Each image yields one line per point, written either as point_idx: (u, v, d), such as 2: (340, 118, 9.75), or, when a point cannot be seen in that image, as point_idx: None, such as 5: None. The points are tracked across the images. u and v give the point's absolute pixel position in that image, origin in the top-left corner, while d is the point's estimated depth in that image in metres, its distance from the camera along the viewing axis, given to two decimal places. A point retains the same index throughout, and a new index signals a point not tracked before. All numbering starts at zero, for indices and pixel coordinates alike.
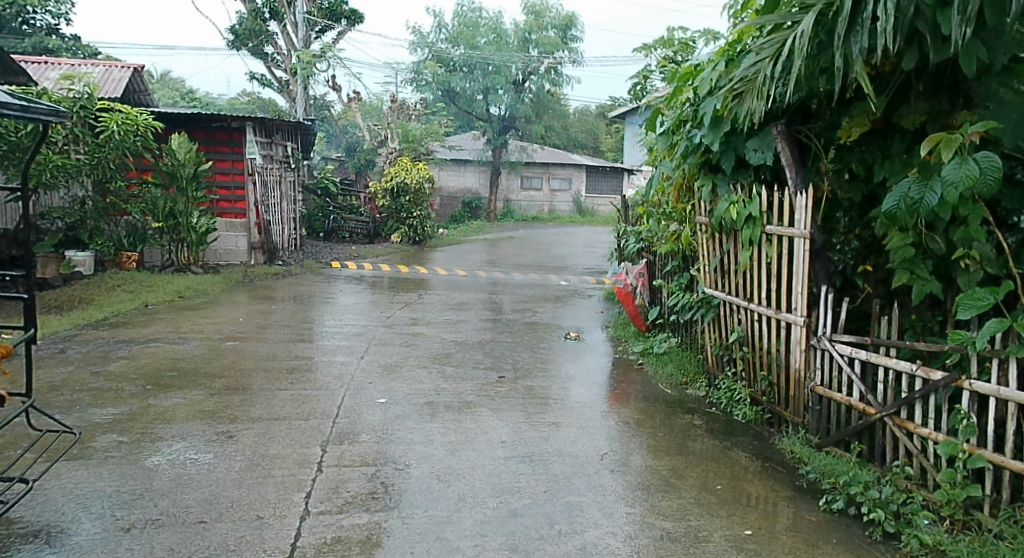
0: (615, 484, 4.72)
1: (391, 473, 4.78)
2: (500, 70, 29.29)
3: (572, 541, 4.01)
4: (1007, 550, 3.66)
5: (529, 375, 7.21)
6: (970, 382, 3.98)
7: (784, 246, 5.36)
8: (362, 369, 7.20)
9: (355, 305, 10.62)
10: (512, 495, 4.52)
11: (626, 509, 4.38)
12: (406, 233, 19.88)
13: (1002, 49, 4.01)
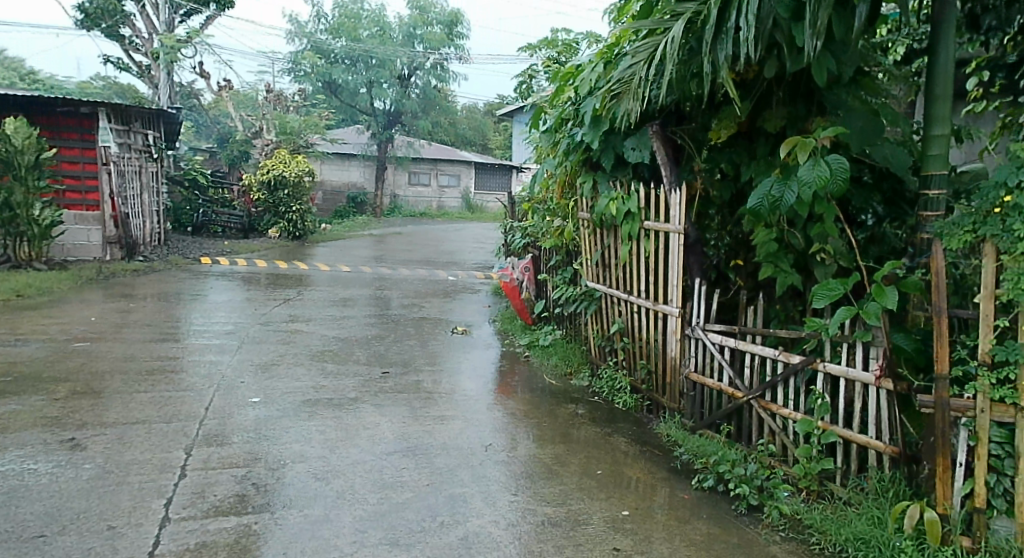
0: (498, 473, 4.85)
1: (264, 474, 4.72)
2: (384, 64, 29.01)
3: (454, 532, 4.10)
4: (854, 514, 4.02)
5: (414, 370, 7.26)
6: (823, 364, 4.36)
7: (660, 241, 5.66)
8: (234, 368, 7.04)
9: (227, 303, 10.31)
10: (393, 490, 4.56)
11: (509, 498, 4.51)
12: (285, 228, 19.37)
13: (849, 62, 4.44)
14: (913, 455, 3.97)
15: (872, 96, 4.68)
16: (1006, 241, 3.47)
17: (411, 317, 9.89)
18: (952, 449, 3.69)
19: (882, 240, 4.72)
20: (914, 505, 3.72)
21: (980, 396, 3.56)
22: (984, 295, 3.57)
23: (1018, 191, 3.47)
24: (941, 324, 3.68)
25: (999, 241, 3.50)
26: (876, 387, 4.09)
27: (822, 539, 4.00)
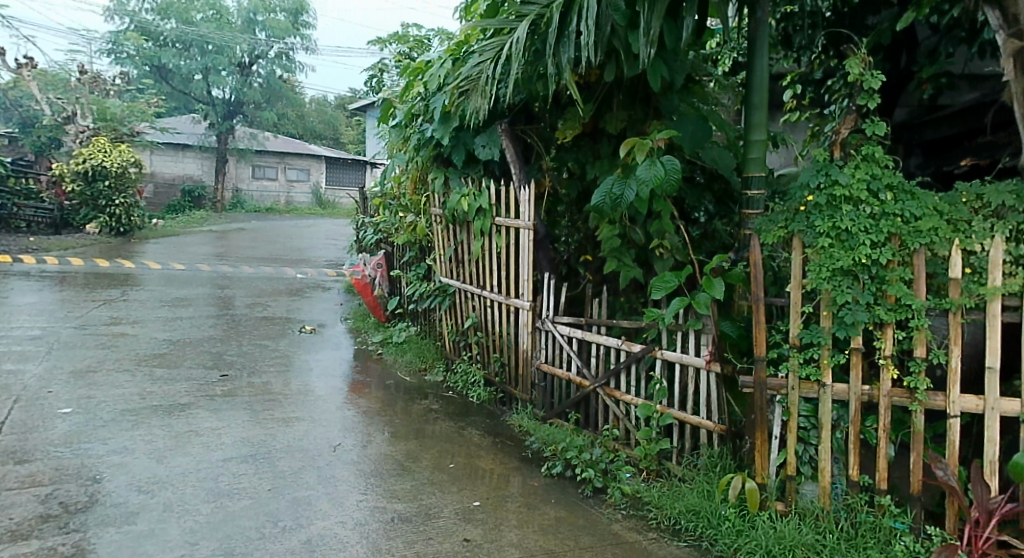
0: (346, 473, 4.84)
1: (74, 492, 4.45)
2: (222, 52, 27.70)
3: (297, 536, 4.05)
4: (686, 490, 4.35)
5: (252, 372, 7.06)
6: (661, 351, 4.69)
7: (511, 237, 5.80)
8: (42, 377, 6.56)
9: (34, 306, 9.55)
10: (229, 498, 4.45)
11: (357, 497, 4.51)
12: (106, 223, 18.20)
13: (679, 68, 4.79)
14: (737, 431, 4.35)
15: (702, 102, 5.14)
16: (810, 236, 3.88)
17: (254, 317, 9.59)
18: (769, 423, 4.11)
19: (714, 236, 5.06)
20: (738, 477, 4.09)
21: (791, 374, 3.98)
22: (793, 285, 3.97)
23: (818, 192, 3.88)
24: (758, 312, 4.02)
25: (804, 236, 3.91)
26: (706, 371, 4.44)
27: (659, 515, 4.29)
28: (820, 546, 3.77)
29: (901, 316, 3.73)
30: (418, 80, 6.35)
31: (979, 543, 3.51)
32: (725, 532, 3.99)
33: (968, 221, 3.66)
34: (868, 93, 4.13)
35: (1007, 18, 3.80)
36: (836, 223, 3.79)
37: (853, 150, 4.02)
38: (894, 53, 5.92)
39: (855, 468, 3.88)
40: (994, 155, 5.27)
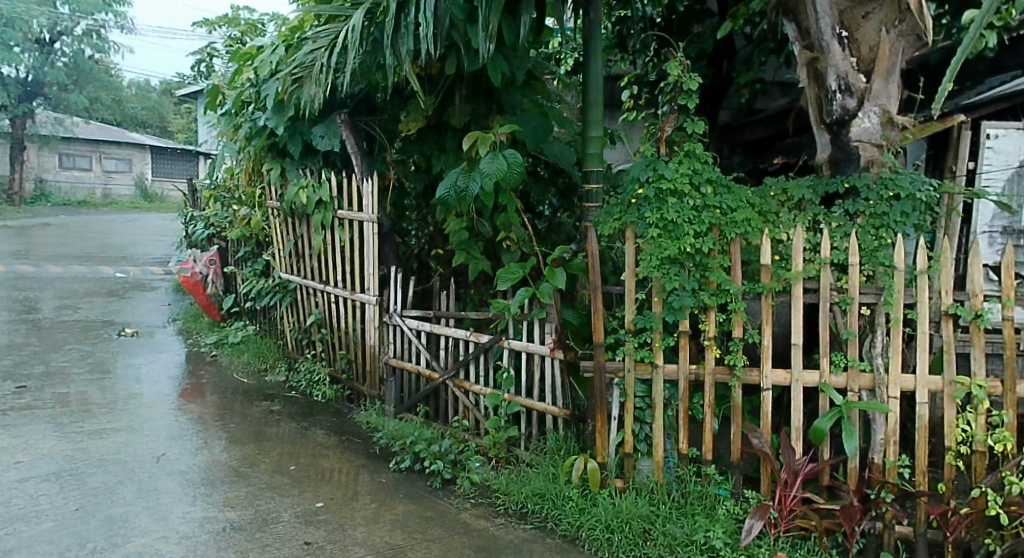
0: (171, 485, 4.64)
1: None
2: (13, 24, 24.77)
3: (114, 555, 3.84)
4: (531, 474, 4.54)
5: (58, 381, 6.57)
6: (508, 341, 4.89)
7: (355, 229, 5.80)
8: None
9: None
10: (28, 522, 4.12)
11: (185, 509, 4.34)
12: None
13: (519, 65, 4.96)
14: (581, 415, 4.61)
15: (544, 98, 5.33)
16: (641, 227, 4.16)
17: (67, 321, 8.91)
18: (608, 405, 4.36)
19: (559, 228, 5.29)
20: (580, 458, 4.33)
21: (627, 357, 4.24)
22: (627, 273, 4.22)
23: (647, 185, 4.14)
24: (596, 298, 4.28)
25: (635, 228, 4.19)
26: (551, 358, 4.65)
27: (506, 500, 4.45)
28: (654, 517, 4.03)
29: (722, 300, 4.06)
30: (248, 66, 6.25)
31: (787, 502, 3.87)
32: (569, 511, 4.20)
33: (776, 212, 4.09)
34: (688, 94, 4.48)
35: (801, 30, 4.20)
36: (663, 215, 4.07)
37: (678, 146, 4.39)
38: (716, 60, 6.38)
39: (685, 442, 4.20)
40: (798, 153, 5.82)
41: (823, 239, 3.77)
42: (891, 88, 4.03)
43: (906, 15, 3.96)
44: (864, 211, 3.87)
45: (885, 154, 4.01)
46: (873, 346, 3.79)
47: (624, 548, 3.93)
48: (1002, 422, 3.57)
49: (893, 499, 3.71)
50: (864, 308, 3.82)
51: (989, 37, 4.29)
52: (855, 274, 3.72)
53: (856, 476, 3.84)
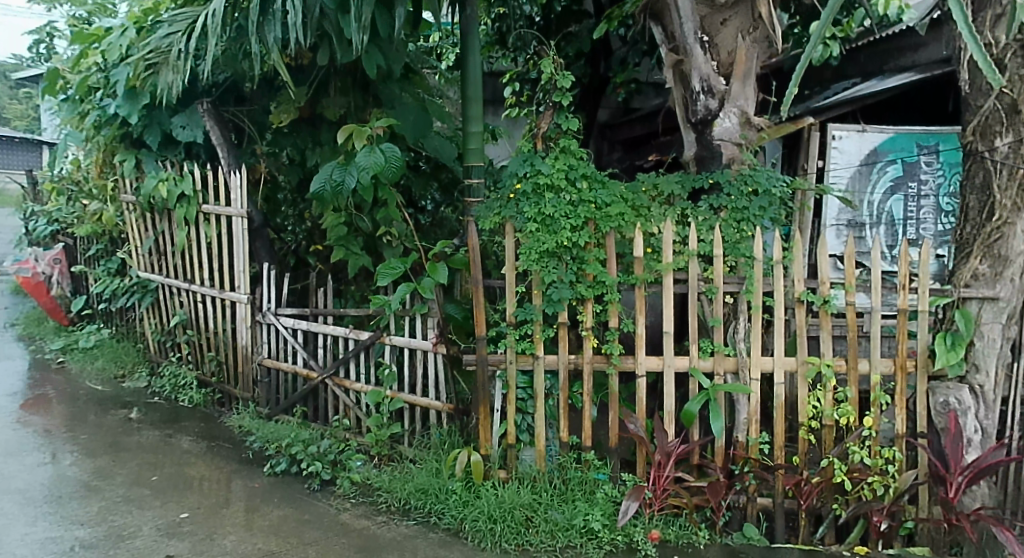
0: (10, 505, 4.33)
1: None
2: None
3: None
4: (413, 470, 4.56)
5: None
6: (389, 337, 4.93)
7: (222, 225, 5.60)
8: None
9: None
10: None
11: (26, 530, 4.06)
12: None
13: (395, 57, 4.91)
14: (464, 408, 4.68)
15: (424, 92, 5.40)
16: (520, 221, 4.30)
17: None
18: (491, 398, 4.46)
19: (443, 223, 5.37)
20: (463, 451, 4.39)
21: (508, 350, 4.35)
22: (507, 267, 4.31)
23: (525, 180, 4.29)
24: (478, 292, 4.39)
25: (515, 222, 4.31)
26: (434, 352, 4.74)
27: (388, 498, 4.44)
28: (536, 505, 4.15)
29: (599, 292, 4.24)
30: (94, 48, 5.89)
31: (661, 481, 4.08)
32: (452, 504, 4.23)
33: (647, 207, 4.28)
34: (561, 92, 4.61)
35: (667, 34, 4.47)
36: (541, 209, 4.22)
37: (554, 142, 4.54)
38: (594, 60, 6.52)
39: (566, 430, 4.35)
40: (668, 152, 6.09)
41: (691, 232, 4.03)
42: (748, 91, 4.31)
43: (758, 23, 4.32)
44: (726, 205, 4.12)
45: (743, 151, 4.25)
46: (737, 332, 4.08)
47: (508, 537, 4.02)
48: (846, 397, 3.88)
49: (754, 473, 4.02)
50: (728, 296, 4.10)
51: (829, 46, 4.97)
52: (719, 265, 3.99)
53: (722, 454, 4.05)
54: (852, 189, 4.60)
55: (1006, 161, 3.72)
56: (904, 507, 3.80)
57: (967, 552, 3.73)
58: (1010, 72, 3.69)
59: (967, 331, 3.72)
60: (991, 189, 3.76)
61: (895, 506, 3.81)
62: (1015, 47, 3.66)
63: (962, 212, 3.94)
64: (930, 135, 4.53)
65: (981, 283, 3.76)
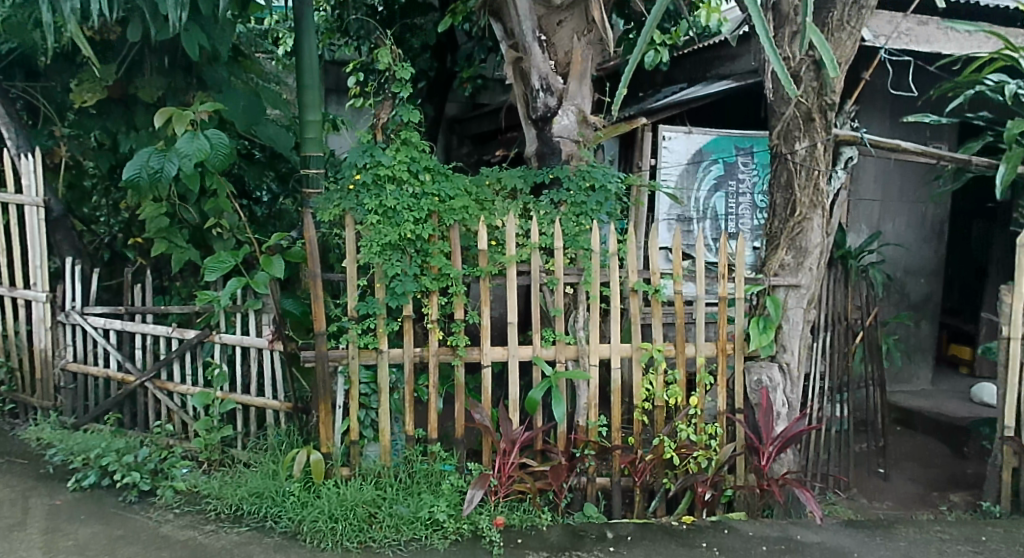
0: None
1: None
2: None
3: None
4: (246, 473, 4.37)
5: None
6: (219, 336, 4.68)
7: (12, 215, 5.08)
8: None
9: None
10: None
11: None
12: None
13: (221, 38, 4.69)
14: (304, 407, 4.55)
15: (257, 77, 5.23)
16: (359, 213, 4.22)
17: None
18: (332, 395, 4.35)
19: (281, 214, 5.24)
20: (303, 451, 4.25)
21: (350, 345, 4.26)
22: (347, 261, 4.24)
23: (365, 171, 4.22)
24: (316, 286, 4.27)
25: (354, 214, 4.23)
26: (270, 350, 4.57)
27: (219, 505, 4.22)
28: (380, 500, 4.10)
29: (444, 284, 4.27)
30: None
31: (506, 469, 4.17)
32: (290, 506, 4.09)
33: (491, 201, 4.37)
34: (399, 82, 4.59)
35: (507, 30, 4.60)
36: (382, 201, 4.17)
37: (394, 133, 4.46)
38: (440, 54, 6.50)
39: (411, 423, 4.35)
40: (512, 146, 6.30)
41: (532, 226, 4.15)
42: (584, 90, 4.53)
43: (593, 26, 4.54)
44: (567, 200, 4.33)
45: (581, 148, 4.47)
46: (577, 321, 4.28)
47: (350, 535, 3.94)
48: (674, 379, 4.17)
49: (593, 455, 4.20)
50: (569, 286, 4.27)
51: (660, 51, 5.17)
52: (560, 257, 4.15)
53: (564, 439, 4.23)
54: (680, 186, 4.97)
55: (804, 163, 4.10)
56: (725, 476, 4.11)
57: (777, 513, 4.16)
58: (806, 83, 4.08)
59: (776, 316, 4.10)
60: (792, 188, 4.13)
61: (717, 476, 4.12)
62: (808, 61, 4.05)
63: (770, 209, 4.29)
64: (747, 138, 5.00)
65: (787, 272, 4.17)
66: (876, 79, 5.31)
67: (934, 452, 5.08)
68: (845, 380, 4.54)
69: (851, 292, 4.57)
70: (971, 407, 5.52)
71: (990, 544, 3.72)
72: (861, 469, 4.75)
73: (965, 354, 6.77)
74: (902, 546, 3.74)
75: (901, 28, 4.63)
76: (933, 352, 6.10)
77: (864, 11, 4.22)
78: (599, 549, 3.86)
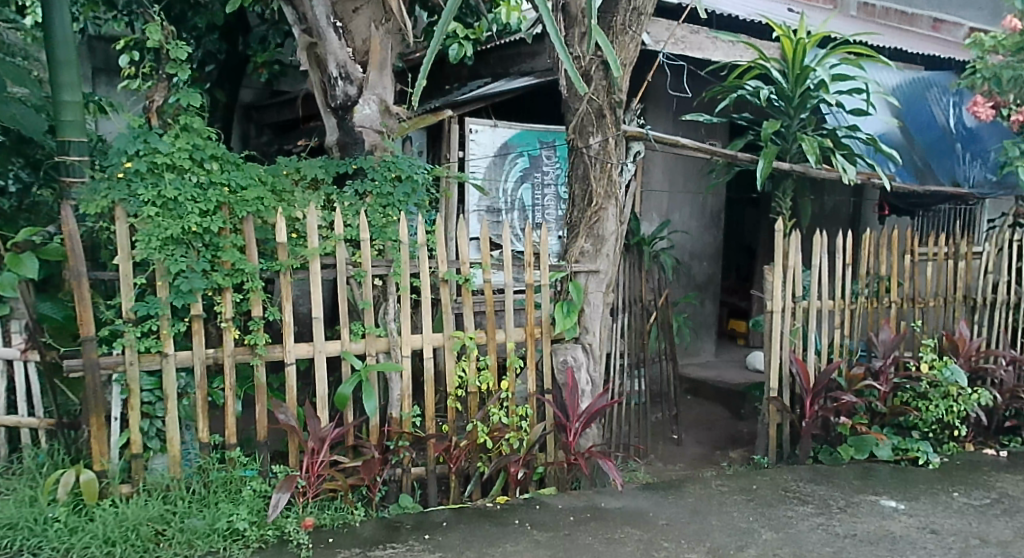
0: None
1: None
2: None
3: None
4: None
5: None
6: None
7: None
8: None
9: None
10: None
11: None
12: None
13: None
14: (70, 422, 4.09)
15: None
16: (133, 205, 3.83)
17: None
18: (106, 406, 3.92)
19: (33, 206, 4.59)
20: (70, 471, 3.77)
21: (127, 350, 3.85)
22: (120, 258, 3.82)
23: (137, 159, 3.83)
24: (81, 286, 3.80)
25: (126, 207, 3.82)
26: (23, 361, 4.07)
27: None
28: (169, 516, 3.74)
29: (238, 280, 4.01)
30: None
31: (315, 467, 4.00)
32: (54, 535, 3.57)
33: (291, 192, 4.19)
34: (175, 63, 4.25)
35: (299, 15, 4.36)
36: (161, 191, 3.82)
37: (173, 119, 4.09)
38: (229, 35, 6.18)
39: (205, 430, 4.04)
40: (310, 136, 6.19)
41: (337, 218, 4.04)
42: (385, 80, 4.47)
43: (389, 16, 4.48)
44: (371, 190, 4.24)
45: (385, 139, 4.46)
46: (387, 312, 4.26)
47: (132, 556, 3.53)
48: (486, 364, 4.29)
49: (407, 446, 4.18)
50: (377, 279, 4.23)
51: (463, 46, 5.41)
52: (368, 249, 4.09)
53: (377, 432, 4.19)
54: (488, 178, 5.14)
55: (598, 156, 4.38)
56: (536, 454, 4.30)
57: (583, 484, 4.46)
58: (596, 82, 4.34)
59: (578, 300, 4.39)
60: (589, 180, 4.42)
61: (529, 454, 4.30)
62: (597, 61, 4.32)
63: (570, 199, 4.56)
64: (549, 132, 5.33)
65: (587, 259, 4.46)
66: (657, 80, 5.81)
67: (717, 417, 5.76)
68: (641, 357, 4.99)
69: (646, 275, 5.04)
70: (746, 372, 6.26)
71: (760, 491, 4.25)
72: (659, 435, 5.34)
73: (740, 327, 7.60)
74: (690, 502, 4.14)
75: (676, 35, 5.18)
76: (714, 328, 6.84)
77: (642, 18, 4.50)
78: (414, 538, 3.82)
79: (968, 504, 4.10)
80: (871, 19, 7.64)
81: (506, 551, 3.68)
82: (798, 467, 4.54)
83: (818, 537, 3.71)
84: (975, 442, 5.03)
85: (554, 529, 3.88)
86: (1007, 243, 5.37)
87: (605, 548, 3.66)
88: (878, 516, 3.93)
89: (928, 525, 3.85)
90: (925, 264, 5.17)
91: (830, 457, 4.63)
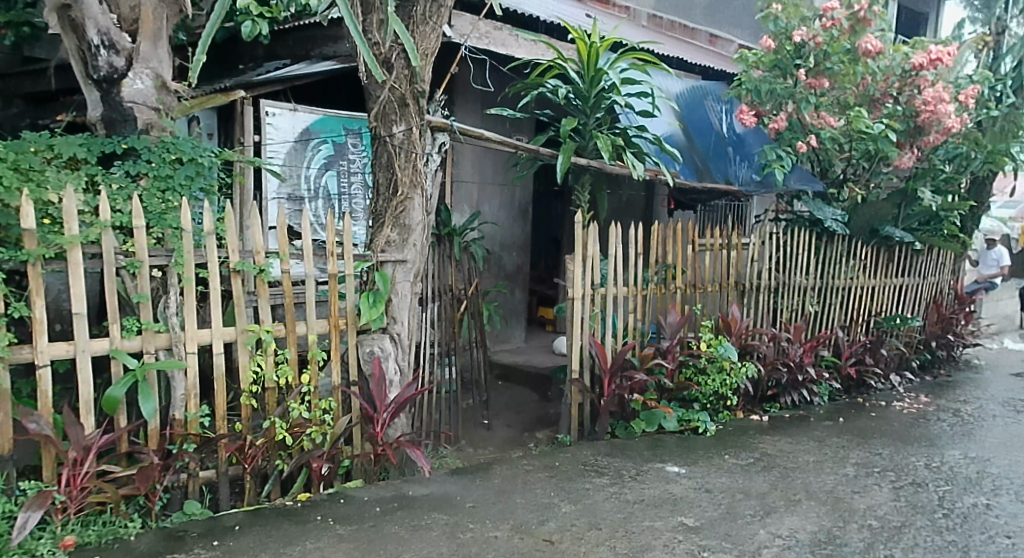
0: None
1: None
2: None
3: None
4: None
5: None
6: None
7: None
8: None
9: None
10: None
11: None
12: None
13: None
14: None
15: None
16: None
17: None
18: None
19: None
20: None
21: None
22: None
23: None
24: None
25: None
26: None
27: None
28: None
29: None
30: None
31: (77, 480, 3.59)
32: None
33: (40, 170, 3.73)
34: None
35: None
36: None
37: None
38: None
39: None
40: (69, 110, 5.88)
41: (102, 202, 3.66)
42: (160, 52, 4.32)
43: None
44: (146, 172, 4.01)
45: (161, 117, 4.24)
46: (167, 307, 3.90)
47: None
48: (285, 358, 4.13)
49: (193, 448, 3.89)
50: (156, 270, 3.92)
51: (257, 22, 5.26)
52: (143, 236, 3.75)
53: (156, 436, 3.83)
54: (288, 164, 5.07)
55: (402, 145, 4.38)
56: (341, 448, 4.21)
57: (392, 474, 4.41)
58: (397, 70, 4.32)
59: (385, 290, 4.36)
60: (393, 168, 4.40)
61: (333, 449, 4.20)
62: (398, 49, 4.31)
63: (374, 189, 4.52)
64: (355, 120, 5.33)
65: (393, 249, 4.44)
66: (462, 72, 5.92)
67: (526, 400, 5.95)
68: (452, 345, 5.07)
69: (456, 266, 5.10)
70: (553, 356, 6.55)
71: (561, 467, 4.42)
72: (469, 421, 5.41)
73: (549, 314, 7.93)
74: (495, 483, 4.23)
75: (481, 30, 5.32)
76: (524, 315, 7.06)
77: (442, 10, 4.56)
78: (201, 546, 3.60)
79: (735, 464, 4.51)
80: (658, 29, 8.32)
81: (306, 548, 3.57)
82: (597, 442, 4.79)
83: (611, 505, 3.92)
84: (743, 410, 5.55)
85: (357, 522, 3.80)
86: (769, 235, 5.96)
87: (411, 535, 3.65)
88: (662, 481, 4.22)
89: (704, 484, 4.19)
90: (704, 254, 5.65)
91: (625, 431, 4.93)
